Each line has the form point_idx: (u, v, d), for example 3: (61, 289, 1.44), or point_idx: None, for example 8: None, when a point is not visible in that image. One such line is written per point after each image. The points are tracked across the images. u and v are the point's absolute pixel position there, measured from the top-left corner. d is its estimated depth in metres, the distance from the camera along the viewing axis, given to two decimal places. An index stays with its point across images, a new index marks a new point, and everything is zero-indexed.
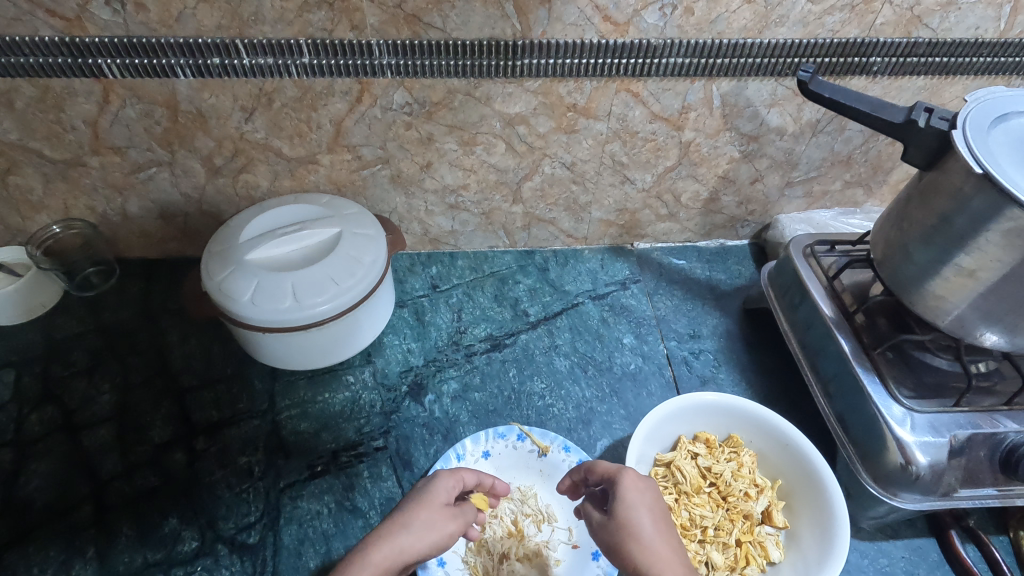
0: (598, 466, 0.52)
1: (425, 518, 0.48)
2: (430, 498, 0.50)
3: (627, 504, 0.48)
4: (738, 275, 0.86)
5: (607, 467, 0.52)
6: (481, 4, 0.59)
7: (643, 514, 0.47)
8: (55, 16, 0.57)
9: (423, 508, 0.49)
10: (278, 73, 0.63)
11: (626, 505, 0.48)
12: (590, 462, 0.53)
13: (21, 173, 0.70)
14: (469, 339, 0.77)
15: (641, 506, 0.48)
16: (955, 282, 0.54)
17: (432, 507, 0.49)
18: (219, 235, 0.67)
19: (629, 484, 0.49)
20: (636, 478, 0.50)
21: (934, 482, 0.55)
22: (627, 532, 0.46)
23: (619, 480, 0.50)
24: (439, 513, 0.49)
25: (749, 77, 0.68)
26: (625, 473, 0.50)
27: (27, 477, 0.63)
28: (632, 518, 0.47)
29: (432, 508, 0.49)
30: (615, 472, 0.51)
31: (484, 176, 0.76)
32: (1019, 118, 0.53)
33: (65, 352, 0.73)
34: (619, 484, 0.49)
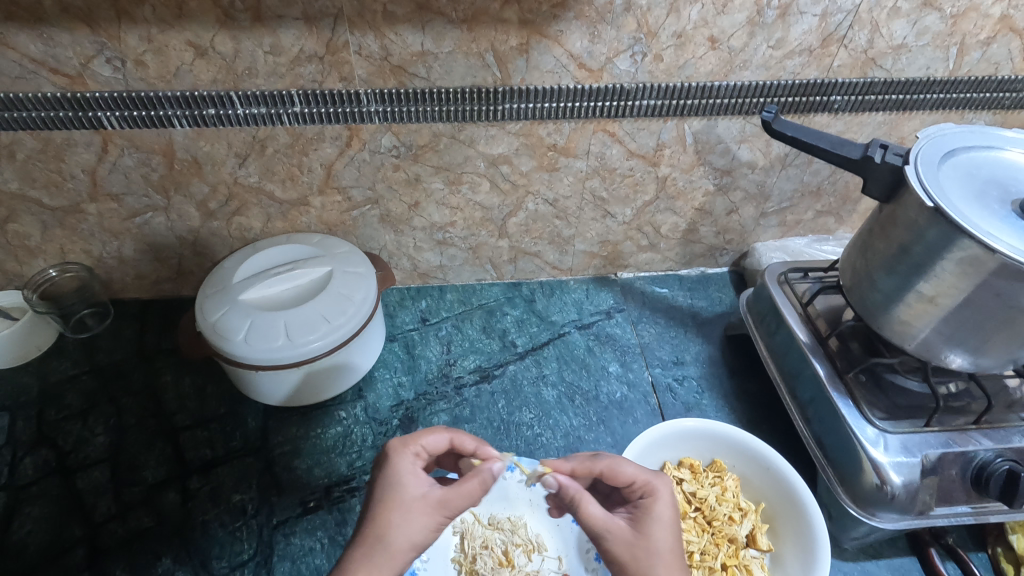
0: (625, 470, 0.51)
1: (402, 521, 0.44)
2: (402, 495, 0.46)
3: (656, 521, 0.48)
4: (719, 302, 0.89)
5: (638, 472, 0.50)
6: (463, 55, 0.63)
7: (668, 532, 0.47)
8: (57, 74, 0.60)
9: (394, 508, 0.45)
10: (270, 121, 0.66)
11: (651, 519, 0.48)
12: (616, 463, 0.51)
13: (20, 220, 0.72)
14: (459, 371, 0.79)
15: (669, 522, 0.48)
16: (918, 308, 0.57)
17: (411, 506, 0.45)
18: (213, 276, 0.70)
19: (664, 496, 0.49)
20: (667, 488, 0.50)
21: (910, 502, 0.57)
22: (647, 548, 0.46)
23: (653, 492, 0.49)
24: (429, 512, 0.45)
25: (719, 117, 0.72)
26: (660, 482, 0.50)
27: (20, 521, 0.63)
28: (654, 536, 0.47)
29: (407, 505, 0.45)
30: (647, 483, 0.50)
31: (470, 214, 0.79)
32: (966, 153, 0.57)
33: (59, 395, 0.74)
34: (654, 495, 0.49)
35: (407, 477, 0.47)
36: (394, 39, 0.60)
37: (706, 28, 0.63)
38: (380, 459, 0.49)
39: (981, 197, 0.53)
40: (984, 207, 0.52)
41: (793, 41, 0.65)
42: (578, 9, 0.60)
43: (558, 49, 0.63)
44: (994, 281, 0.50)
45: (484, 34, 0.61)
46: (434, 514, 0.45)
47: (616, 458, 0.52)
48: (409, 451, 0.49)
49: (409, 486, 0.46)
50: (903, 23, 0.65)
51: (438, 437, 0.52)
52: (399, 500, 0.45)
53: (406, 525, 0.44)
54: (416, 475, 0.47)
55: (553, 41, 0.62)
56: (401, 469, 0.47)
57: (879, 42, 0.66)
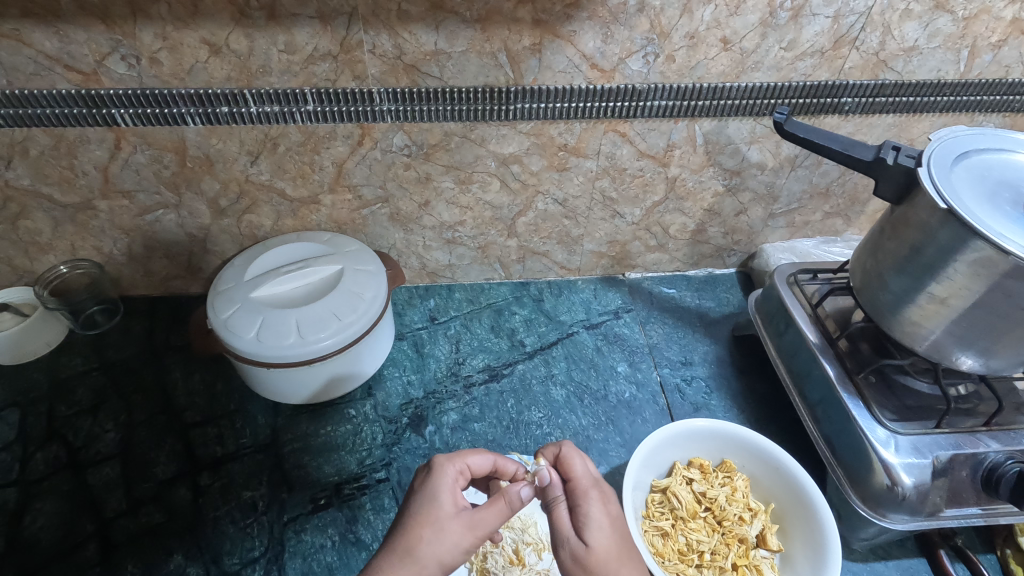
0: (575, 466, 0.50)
1: (434, 537, 0.44)
2: (436, 512, 0.45)
3: (591, 526, 0.46)
4: (727, 303, 0.89)
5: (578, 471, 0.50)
6: (476, 54, 0.63)
7: (604, 537, 0.46)
8: (72, 71, 0.60)
9: (426, 525, 0.45)
10: (283, 119, 0.66)
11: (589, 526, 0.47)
12: (568, 458, 0.50)
13: (31, 217, 0.72)
14: (467, 370, 0.79)
15: (605, 527, 0.47)
16: (929, 309, 0.57)
17: (445, 522, 0.45)
18: (224, 274, 0.70)
19: (598, 503, 0.48)
20: (604, 495, 0.49)
21: (920, 503, 0.57)
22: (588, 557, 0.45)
23: (587, 500, 0.48)
24: (462, 531, 0.45)
25: (730, 117, 0.72)
26: (596, 490, 0.49)
27: (32, 517, 0.63)
28: (595, 543, 0.46)
29: (442, 522, 0.45)
30: (585, 486, 0.49)
31: (480, 213, 0.80)
32: (978, 156, 0.58)
33: (69, 391, 0.74)
34: (587, 498, 0.48)
35: (445, 492, 0.47)
36: (408, 38, 0.61)
37: (719, 30, 0.63)
38: (422, 476, 0.49)
39: (994, 199, 0.53)
40: (997, 209, 0.52)
41: (805, 43, 0.65)
42: (592, 9, 0.60)
43: (571, 49, 0.63)
44: (1006, 282, 0.50)
45: (497, 34, 0.61)
46: (468, 534, 0.45)
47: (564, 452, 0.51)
48: (456, 467, 0.49)
49: (445, 501, 0.46)
50: (914, 26, 0.65)
51: (484, 458, 0.51)
52: (434, 515, 0.45)
53: (437, 543, 0.44)
54: (453, 492, 0.47)
55: (566, 41, 0.63)
56: (441, 485, 0.47)
57: (891, 44, 0.66)
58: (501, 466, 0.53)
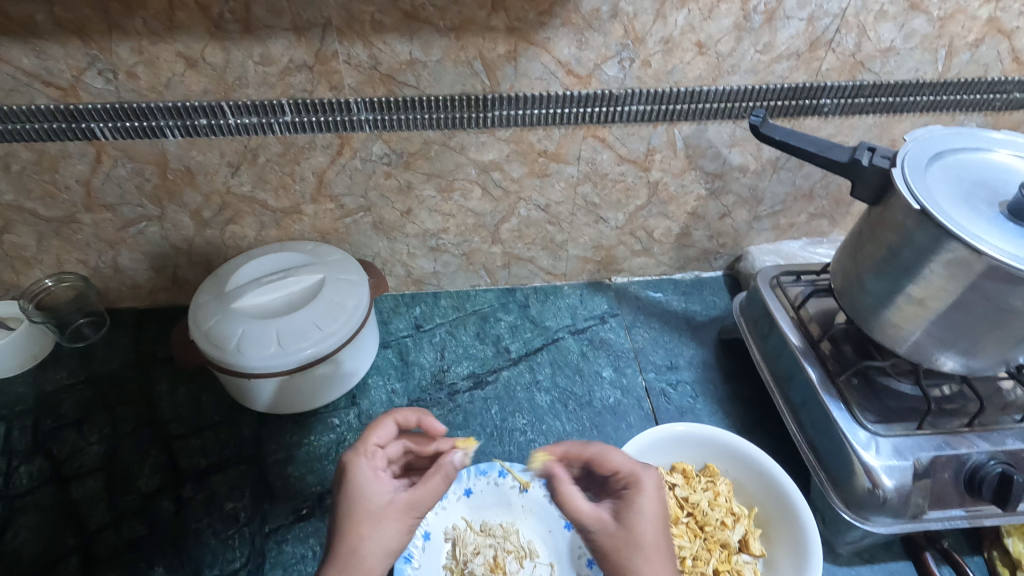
0: (614, 459, 0.50)
1: (374, 532, 0.45)
2: (368, 507, 0.46)
3: (639, 513, 0.46)
4: (714, 306, 0.89)
5: (626, 461, 0.50)
6: (451, 63, 0.63)
7: (650, 525, 0.46)
8: (51, 87, 0.60)
9: (363, 523, 0.45)
10: (262, 131, 0.66)
11: (634, 512, 0.47)
12: (605, 451, 0.51)
13: (16, 231, 0.73)
14: (452, 377, 0.79)
15: (652, 515, 0.47)
16: (908, 310, 0.57)
17: (380, 515, 0.46)
18: (205, 286, 0.70)
19: (648, 489, 0.48)
20: (654, 480, 0.49)
21: (902, 505, 0.57)
22: (626, 540, 0.46)
23: (638, 483, 0.48)
24: (398, 517, 0.46)
25: (709, 121, 0.72)
26: (645, 473, 0.49)
27: (15, 531, 0.63)
28: (639, 529, 0.46)
29: (377, 516, 0.46)
30: (633, 473, 0.49)
31: (462, 220, 0.80)
32: (954, 156, 0.57)
33: (55, 404, 0.75)
34: (637, 487, 0.48)
35: (369, 485, 0.48)
36: (383, 48, 0.61)
37: (693, 34, 0.63)
38: (337, 476, 0.49)
39: (969, 200, 0.53)
40: (972, 210, 0.52)
41: (780, 46, 0.65)
42: (565, 16, 0.60)
43: (546, 56, 0.64)
44: (982, 282, 0.50)
45: (471, 42, 0.61)
46: (405, 517, 0.47)
47: (607, 447, 0.51)
48: (365, 456, 0.50)
49: (373, 495, 0.47)
50: (890, 27, 0.65)
51: (386, 427, 0.53)
52: (366, 512, 0.46)
53: (376, 535, 0.45)
54: (377, 482, 0.48)
55: (540, 48, 0.63)
56: (363, 479, 0.48)
57: (867, 45, 0.67)
58: (404, 421, 0.56)
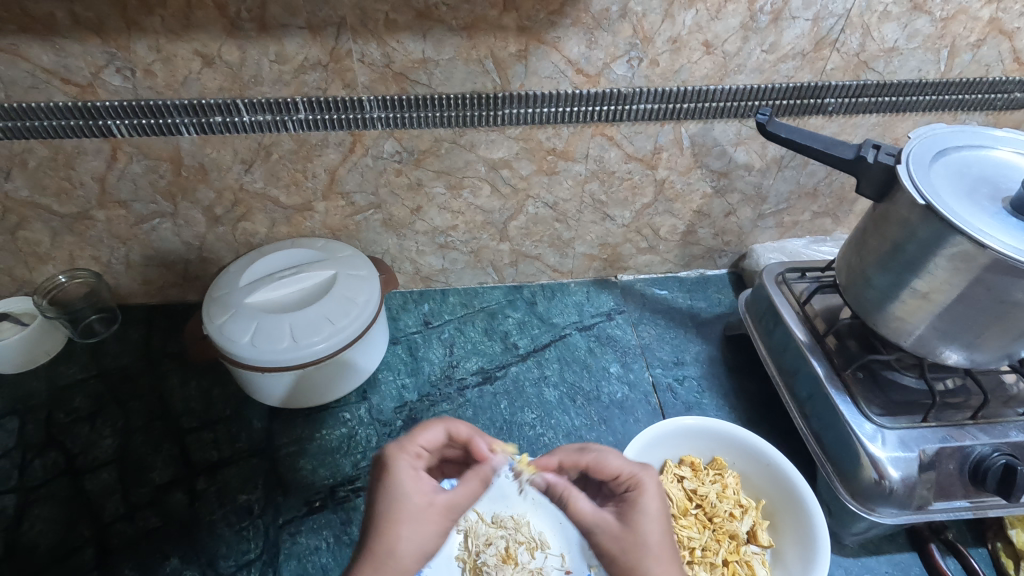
0: (612, 463, 0.51)
1: (412, 533, 0.44)
2: (408, 506, 0.45)
3: (642, 515, 0.46)
4: (719, 303, 0.90)
5: (626, 464, 0.50)
6: (463, 61, 0.64)
7: (655, 525, 0.46)
8: (68, 84, 0.61)
9: (400, 522, 0.44)
10: (276, 128, 0.67)
11: (638, 514, 0.47)
12: (603, 455, 0.52)
13: (30, 227, 0.74)
14: (461, 372, 0.80)
15: (655, 516, 0.47)
16: (912, 304, 0.58)
17: (418, 516, 0.45)
18: (219, 281, 0.71)
19: (650, 491, 0.48)
20: (655, 483, 0.48)
21: (908, 496, 0.58)
22: (635, 541, 0.45)
23: (641, 484, 0.48)
24: (437, 519, 0.45)
25: (715, 120, 0.73)
26: (646, 475, 0.49)
27: (30, 522, 0.64)
28: (643, 529, 0.46)
29: (416, 517, 0.45)
30: (635, 474, 0.49)
31: (471, 217, 0.81)
32: (957, 153, 0.59)
33: (68, 398, 0.75)
34: (639, 488, 0.48)
35: (410, 484, 0.46)
36: (396, 46, 0.62)
37: (701, 34, 0.64)
38: (377, 471, 0.48)
39: (972, 195, 0.54)
40: (975, 205, 0.53)
41: (786, 45, 0.67)
42: (575, 16, 0.62)
43: (556, 55, 0.65)
44: (986, 276, 0.51)
45: (483, 41, 0.63)
46: (440, 522, 0.45)
47: (604, 452, 0.52)
48: (409, 454, 0.48)
49: (415, 494, 0.46)
50: (893, 27, 0.66)
51: (433, 432, 0.52)
52: (406, 511, 0.45)
53: (412, 536, 0.44)
54: (417, 482, 0.47)
55: (551, 47, 0.64)
56: (405, 480, 0.46)
57: (871, 45, 0.68)
58: (454, 432, 0.53)
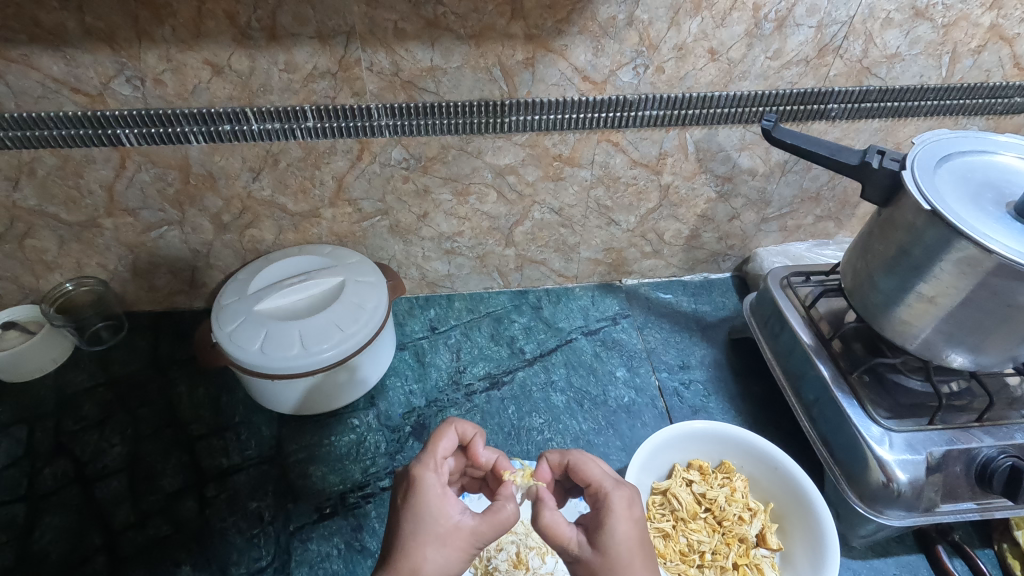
0: (589, 472, 0.51)
1: (439, 556, 0.43)
2: (436, 528, 0.44)
3: (609, 535, 0.45)
4: (723, 307, 0.91)
5: (598, 476, 0.50)
6: (471, 69, 0.64)
7: (624, 545, 0.45)
8: (78, 93, 0.61)
9: (427, 543, 0.43)
10: (284, 136, 0.68)
11: (604, 532, 0.46)
12: (583, 463, 0.52)
13: (38, 236, 0.74)
14: (468, 378, 0.80)
15: (625, 535, 0.45)
16: (918, 308, 0.58)
17: (446, 539, 0.44)
18: (228, 288, 0.71)
19: (619, 508, 0.47)
20: (624, 499, 0.47)
21: (915, 498, 0.58)
22: (602, 562, 0.44)
23: (608, 501, 0.47)
24: (463, 545, 0.44)
25: (719, 125, 0.74)
26: (615, 493, 0.48)
27: (41, 531, 0.64)
28: (610, 547, 0.45)
29: (443, 540, 0.44)
30: (604, 489, 0.48)
31: (478, 223, 0.81)
32: (961, 158, 0.59)
33: (76, 406, 0.75)
34: (607, 505, 0.47)
35: (438, 504, 0.46)
36: (404, 55, 0.62)
37: (706, 41, 0.65)
38: (403, 489, 0.47)
39: (976, 200, 0.55)
40: (980, 210, 0.54)
41: (790, 52, 0.67)
42: (582, 24, 0.62)
43: (563, 62, 0.65)
44: (991, 280, 0.52)
45: (491, 50, 0.63)
46: (470, 546, 0.44)
47: (584, 459, 0.52)
48: (433, 470, 0.48)
49: (442, 515, 0.45)
50: (896, 34, 0.67)
51: (448, 439, 0.52)
52: (432, 531, 0.44)
53: (439, 559, 0.43)
54: (443, 502, 0.46)
55: (557, 55, 0.64)
56: (431, 497, 0.46)
57: (874, 52, 0.68)
58: (461, 432, 0.55)
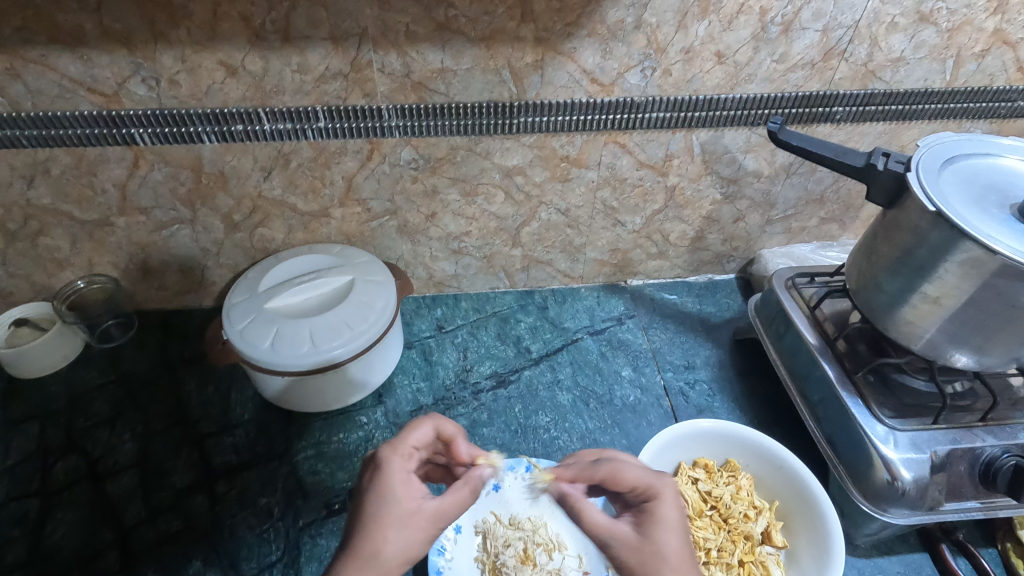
0: (629, 472, 0.49)
1: (398, 537, 0.44)
2: (395, 511, 0.45)
3: (662, 526, 0.45)
4: (727, 307, 0.92)
5: (642, 474, 0.49)
6: (481, 71, 0.65)
7: (677, 538, 0.45)
8: (94, 94, 0.62)
9: (388, 526, 0.44)
10: (296, 136, 0.68)
11: (659, 526, 0.46)
12: (620, 463, 0.50)
13: (51, 234, 0.75)
14: (475, 376, 0.81)
15: (676, 529, 0.46)
16: (923, 308, 0.59)
17: (407, 521, 0.44)
18: (239, 287, 0.72)
19: (668, 501, 0.47)
20: (675, 491, 0.48)
21: (920, 497, 0.59)
22: (652, 553, 0.44)
23: (659, 496, 0.47)
24: (424, 526, 0.45)
25: (725, 128, 0.74)
26: (664, 486, 0.48)
27: (54, 526, 0.64)
28: (663, 541, 0.45)
29: (404, 522, 0.44)
30: (652, 486, 0.48)
31: (485, 223, 0.82)
32: (965, 161, 0.60)
33: (87, 403, 0.76)
34: (658, 499, 0.47)
35: (401, 488, 0.46)
36: (415, 56, 0.63)
37: (713, 44, 0.66)
38: (369, 473, 0.48)
39: (981, 202, 0.55)
40: (984, 212, 0.54)
41: (796, 55, 0.68)
42: (591, 27, 0.63)
43: (572, 65, 0.66)
44: (996, 281, 0.52)
45: (501, 52, 0.64)
46: (430, 528, 0.45)
47: (620, 462, 0.50)
48: (401, 455, 0.48)
49: (402, 499, 0.46)
50: (900, 38, 0.68)
51: (422, 429, 0.51)
52: (393, 514, 0.44)
53: (399, 540, 0.44)
54: (407, 487, 0.46)
55: (566, 57, 0.65)
56: (393, 481, 0.46)
57: (878, 55, 0.69)
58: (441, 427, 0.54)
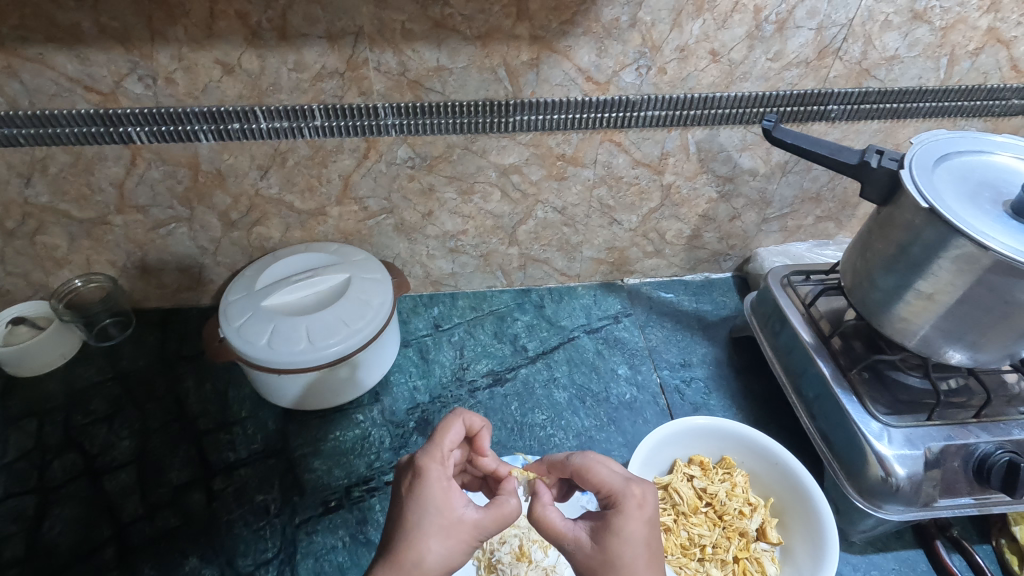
0: (599, 473, 0.49)
1: (440, 547, 0.44)
2: (438, 521, 0.45)
3: (618, 537, 0.44)
4: (724, 306, 0.92)
5: (609, 478, 0.48)
6: (477, 69, 0.66)
7: (635, 547, 0.44)
8: (92, 92, 0.63)
9: (432, 536, 0.44)
10: (293, 135, 0.69)
11: (614, 532, 0.45)
12: (590, 465, 0.50)
13: (49, 232, 0.75)
14: (472, 374, 0.81)
15: (638, 538, 0.44)
16: (917, 305, 0.59)
17: (450, 531, 0.45)
18: (236, 284, 0.72)
19: (631, 508, 0.46)
20: (640, 496, 0.46)
21: (914, 493, 0.59)
22: (603, 561, 0.44)
23: (621, 502, 0.46)
24: (465, 537, 0.45)
25: (721, 126, 0.75)
26: (626, 493, 0.46)
27: (51, 522, 0.65)
28: (618, 550, 0.44)
29: (447, 531, 0.45)
30: (616, 489, 0.47)
31: (482, 222, 0.82)
32: (958, 158, 0.60)
33: (85, 401, 0.76)
34: (619, 506, 0.46)
35: (442, 497, 0.46)
36: (411, 55, 0.63)
37: (708, 43, 0.66)
38: (408, 479, 0.48)
39: (974, 199, 0.56)
40: (977, 208, 0.55)
41: (790, 53, 0.68)
42: (586, 25, 0.63)
43: (567, 63, 0.66)
44: (989, 277, 0.53)
45: (497, 50, 0.64)
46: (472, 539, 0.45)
47: (591, 463, 0.50)
48: (439, 462, 0.48)
49: (447, 508, 0.46)
50: (895, 36, 0.68)
51: (456, 431, 0.51)
52: (436, 524, 0.45)
53: (442, 550, 0.44)
54: (448, 495, 0.47)
55: (562, 56, 0.66)
56: (436, 490, 0.46)
57: (873, 54, 0.70)
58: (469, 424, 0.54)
